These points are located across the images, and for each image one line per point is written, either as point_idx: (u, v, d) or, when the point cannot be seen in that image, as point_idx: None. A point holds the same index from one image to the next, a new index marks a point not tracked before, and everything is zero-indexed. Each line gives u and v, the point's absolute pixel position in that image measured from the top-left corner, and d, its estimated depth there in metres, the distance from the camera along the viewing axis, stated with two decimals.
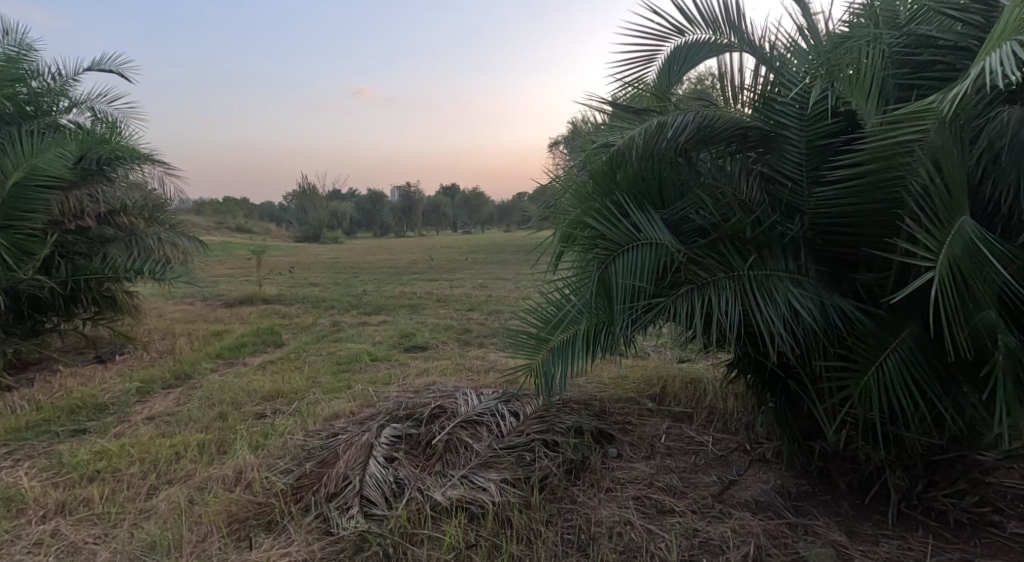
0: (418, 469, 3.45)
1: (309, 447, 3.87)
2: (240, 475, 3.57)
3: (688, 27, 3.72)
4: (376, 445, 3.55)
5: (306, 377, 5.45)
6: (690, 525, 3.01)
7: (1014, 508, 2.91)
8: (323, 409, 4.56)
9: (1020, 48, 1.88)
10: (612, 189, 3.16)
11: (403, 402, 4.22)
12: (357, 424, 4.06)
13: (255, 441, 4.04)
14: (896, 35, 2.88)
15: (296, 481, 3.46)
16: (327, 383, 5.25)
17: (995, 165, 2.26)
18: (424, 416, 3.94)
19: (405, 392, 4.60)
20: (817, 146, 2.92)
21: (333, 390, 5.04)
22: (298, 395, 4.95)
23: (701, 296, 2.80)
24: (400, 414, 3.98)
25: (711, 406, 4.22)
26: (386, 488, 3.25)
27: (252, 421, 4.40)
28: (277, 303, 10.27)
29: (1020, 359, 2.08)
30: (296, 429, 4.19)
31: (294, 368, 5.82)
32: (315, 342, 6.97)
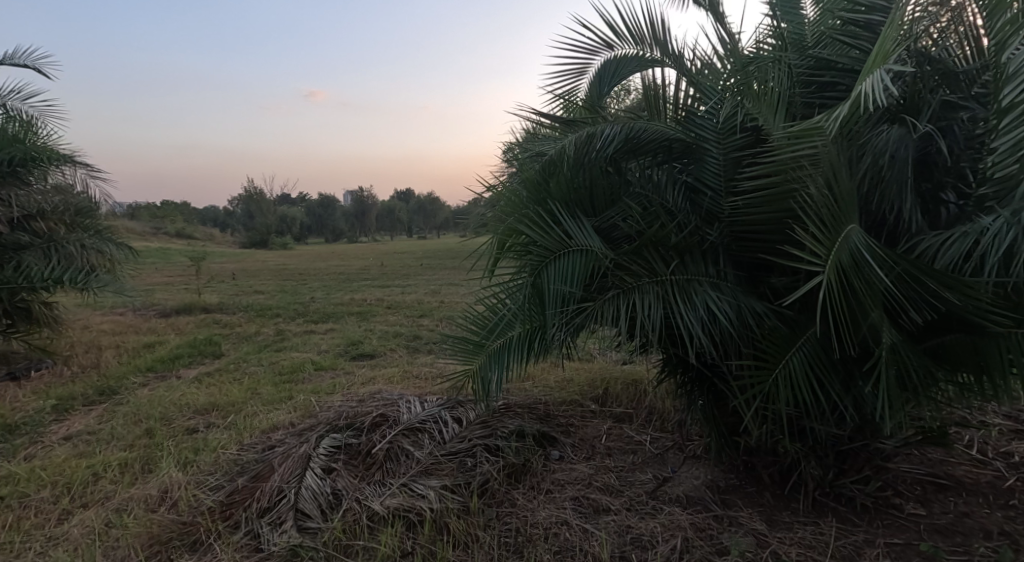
0: (357, 479, 3.45)
1: (243, 461, 3.79)
2: (165, 495, 3.48)
3: (616, 42, 3.89)
4: (314, 456, 3.54)
5: (246, 388, 5.33)
6: (624, 522, 3.13)
7: (911, 491, 3.14)
8: (261, 421, 4.48)
9: (889, 76, 2.08)
10: (545, 197, 3.24)
11: (344, 411, 4.20)
12: (295, 435, 4.01)
13: (184, 457, 3.93)
14: (800, 57, 3.11)
15: (226, 497, 3.39)
16: (268, 394, 5.14)
17: (880, 178, 2.47)
18: (365, 425, 3.93)
19: (349, 401, 4.56)
20: (732, 158, 3.07)
21: (274, 402, 4.94)
22: (234, 408, 4.83)
23: (627, 300, 2.89)
24: (341, 423, 3.96)
25: (650, 406, 4.39)
26: (323, 500, 3.25)
27: (182, 437, 4.27)
28: (217, 311, 9.97)
29: (901, 355, 2.26)
30: (230, 444, 4.10)
31: (233, 380, 5.67)
32: (257, 352, 6.81)
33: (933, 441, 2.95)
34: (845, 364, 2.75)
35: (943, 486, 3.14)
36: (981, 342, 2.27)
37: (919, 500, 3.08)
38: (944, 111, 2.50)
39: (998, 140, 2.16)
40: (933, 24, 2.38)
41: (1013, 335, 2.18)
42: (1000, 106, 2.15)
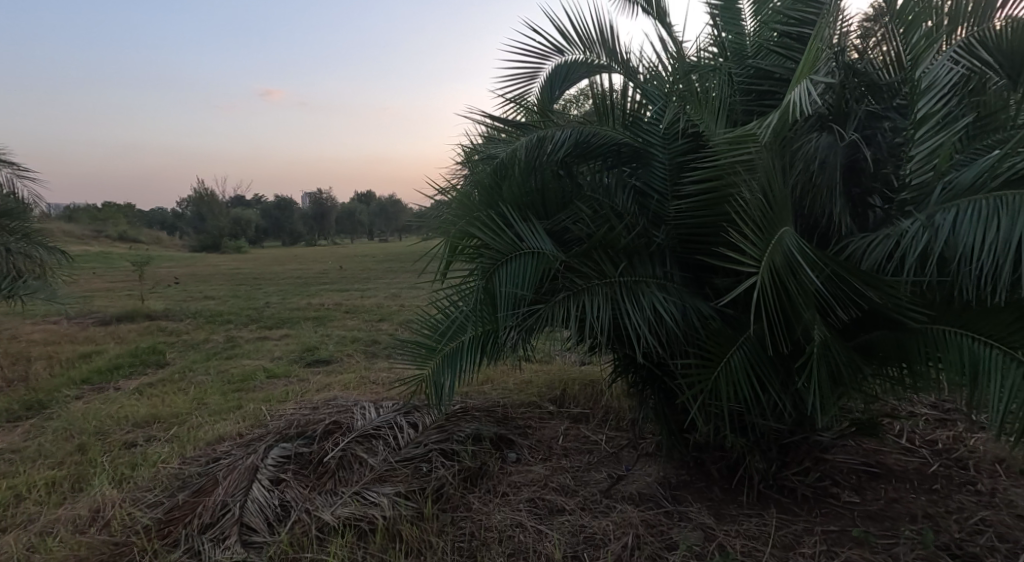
0: (307, 489, 3.39)
1: (185, 475, 3.68)
2: (97, 514, 3.36)
3: (566, 47, 3.95)
4: (262, 467, 3.47)
5: (191, 399, 5.17)
6: (577, 522, 3.17)
7: (848, 480, 3.28)
8: (206, 432, 4.36)
9: (815, 86, 2.17)
10: (497, 200, 3.25)
11: (295, 420, 4.13)
12: (242, 446, 3.92)
13: (119, 473, 3.80)
14: (739, 67, 3.24)
15: (165, 514, 3.27)
16: (215, 404, 5.00)
17: (812, 183, 2.58)
18: (317, 433, 3.87)
19: (302, 409, 4.48)
20: (677, 162, 3.14)
21: (221, 412, 4.81)
22: (178, 419, 4.68)
23: (577, 302, 2.92)
24: (291, 432, 3.90)
25: (607, 406, 4.47)
26: (270, 512, 3.19)
27: (118, 451, 4.13)
28: (163, 318, 9.64)
29: (832, 352, 2.37)
30: (171, 457, 3.98)
31: (177, 390, 5.49)
32: (204, 360, 6.61)
33: (866, 431, 3.11)
34: (782, 361, 2.86)
35: (876, 474, 3.31)
36: (903, 336, 2.41)
37: (854, 488, 3.23)
38: (870, 121, 2.64)
39: (916, 148, 2.39)
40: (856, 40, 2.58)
41: (931, 330, 2.33)
42: (915, 116, 2.42)
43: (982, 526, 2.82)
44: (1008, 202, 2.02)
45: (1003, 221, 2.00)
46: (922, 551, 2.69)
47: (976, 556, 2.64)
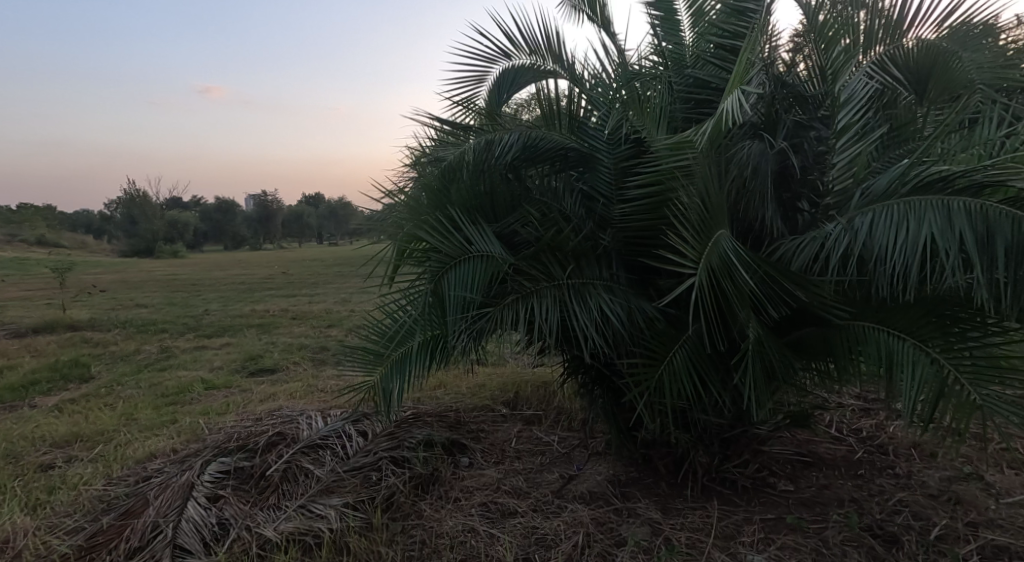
0: (247, 505, 3.32)
1: (110, 497, 3.55)
2: (8, 544, 3.19)
3: (512, 52, 4.01)
4: (198, 485, 3.38)
5: (119, 414, 4.98)
6: (528, 524, 3.21)
7: (784, 469, 3.45)
8: (135, 450, 4.21)
9: (745, 97, 2.30)
10: (445, 202, 3.26)
11: (235, 433, 4.04)
12: (175, 464, 3.81)
13: (35, 498, 3.63)
14: (679, 76, 3.38)
15: (87, 540, 3.13)
16: (147, 419, 4.83)
17: (745, 189, 2.73)
18: (259, 445, 3.81)
19: (244, 421, 4.39)
20: (621, 167, 3.23)
21: (153, 427, 4.65)
22: (103, 437, 4.51)
23: (525, 305, 2.97)
24: (231, 446, 3.82)
25: (559, 407, 4.55)
26: (207, 530, 3.10)
27: (35, 474, 3.94)
28: (87, 329, 9.20)
29: (766, 348, 2.50)
30: (95, 479, 3.82)
31: (103, 406, 5.27)
32: (134, 373, 6.36)
33: (799, 423, 3.28)
34: (720, 358, 2.99)
35: (808, 463, 3.49)
36: (830, 332, 2.57)
37: (789, 477, 3.40)
38: (798, 130, 2.81)
39: (837, 157, 2.64)
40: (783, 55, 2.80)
41: (853, 326, 2.49)
42: (835, 126, 2.67)
43: (900, 507, 3.02)
44: (916, 206, 2.19)
45: (911, 223, 2.16)
46: (848, 533, 2.86)
47: (894, 534, 2.83)
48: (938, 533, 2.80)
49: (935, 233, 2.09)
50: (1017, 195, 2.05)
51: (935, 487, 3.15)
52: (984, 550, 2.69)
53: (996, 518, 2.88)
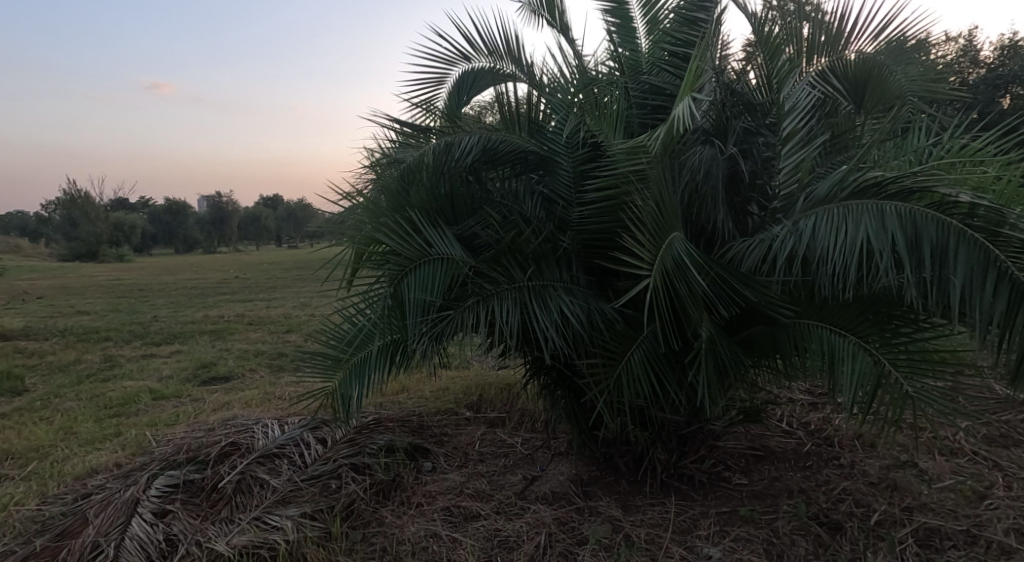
0: (198, 519, 3.24)
1: (45, 517, 3.41)
2: None
3: (473, 54, 4.05)
4: (143, 500, 3.28)
5: (57, 429, 4.79)
6: (491, 527, 3.23)
7: (738, 464, 3.57)
8: (74, 466, 4.06)
9: (695, 104, 2.37)
10: (405, 204, 3.24)
11: (184, 444, 3.94)
12: (119, 479, 3.69)
13: None
14: (635, 82, 3.47)
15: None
16: (88, 433, 4.67)
17: (697, 192, 2.83)
18: (211, 456, 3.72)
19: (195, 431, 4.29)
20: (580, 171, 3.29)
21: (94, 442, 4.50)
22: (39, 454, 4.33)
23: (486, 306, 3.00)
24: (180, 458, 3.73)
25: (522, 408, 4.60)
26: (153, 548, 3.01)
27: None
28: (21, 339, 8.81)
29: (717, 347, 2.59)
30: (29, 498, 3.67)
31: (40, 420, 5.07)
32: (74, 385, 6.12)
33: (751, 418, 3.39)
34: (675, 356, 3.08)
35: (761, 457, 3.62)
36: (777, 330, 2.67)
37: (743, 471, 3.52)
38: (746, 136, 2.92)
39: (783, 162, 2.82)
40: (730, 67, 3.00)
41: (797, 324, 2.60)
42: (782, 134, 2.79)
43: (844, 495, 3.16)
44: (853, 210, 2.30)
45: (849, 226, 2.27)
46: (797, 523, 2.97)
47: (838, 522, 2.96)
48: (878, 518, 2.94)
49: (871, 236, 2.20)
50: (943, 199, 2.18)
51: (875, 475, 3.31)
52: (918, 533, 2.84)
53: (930, 502, 3.04)
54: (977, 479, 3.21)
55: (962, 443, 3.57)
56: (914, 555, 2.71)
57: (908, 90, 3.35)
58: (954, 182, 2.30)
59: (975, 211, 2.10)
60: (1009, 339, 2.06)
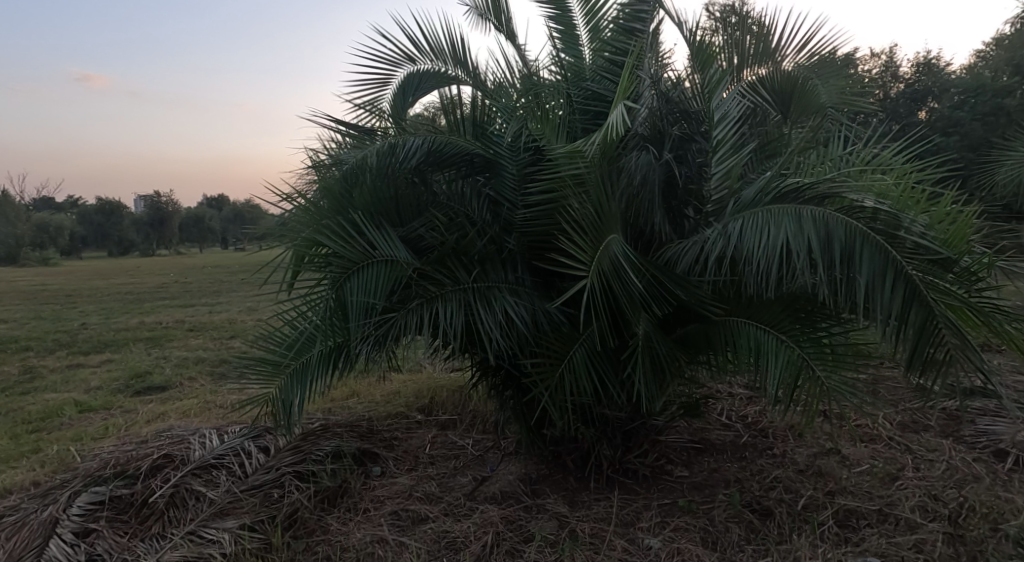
0: (126, 538, 3.13)
1: None
2: None
3: (417, 56, 4.05)
4: (63, 520, 3.16)
5: None
6: (439, 529, 3.23)
7: (679, 457, 3.70)
8: None
9: (629, 110, 2.45)
10: (347, 206, 3.20)
11: (111, 458, 3.79)
12: (37, 498, 3.52)
13: None
14: (577, 89, 3.56)
15: None
16: (5, 451, 4.42)
17: (637, 195, 2.92)
18: (142, 470, 3.59)
19: (125, 444, 4.12)
20: (523, 173, 3.33)
21: (11, 460, 4.26)
22: None
23: (430, 308, 3.01)
24: (107, 473, 3.58)
25: (474, 410, 4.63)
26: None
27: None
28: None
29: (653, 345, 2.69)
30: None
31: None
32: None
33: (691, 412, 3.51)
34: (617, 354, 3.17)
35: (701, 449, 3.76)
36: (711, 327, 2.80)
37: (685, 463, 3.65)
38: (682, 143, 3.10)
39: (715, 168, 2.88)
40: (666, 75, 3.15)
41: (728, 322, 2.72)
42: (712, 142, 2.90)
43: (775, 483, 3.31)
44: (775, 213, 2.42)
45: (771, 228, 2.39)
46: (731, 511, 3.10)
47: (769, 508, 3.11)
48: (804, 503, 3.10)
49: (790, 237, 2.32)
50: (850, 205, 2.34)
51: (803, 462, 3.48)
52: (838, 515, 3.01)
53: (850, 485, 3.23)
54: (890, 462, 3.43)
55: (882, 428, 3.82)
56: (834, 535, 2.87)
57: (828, 102, 3.56)
58: (860, 189, 2.47)
59: (876, 216, 2.28)
60: (906, 333, 2.22)
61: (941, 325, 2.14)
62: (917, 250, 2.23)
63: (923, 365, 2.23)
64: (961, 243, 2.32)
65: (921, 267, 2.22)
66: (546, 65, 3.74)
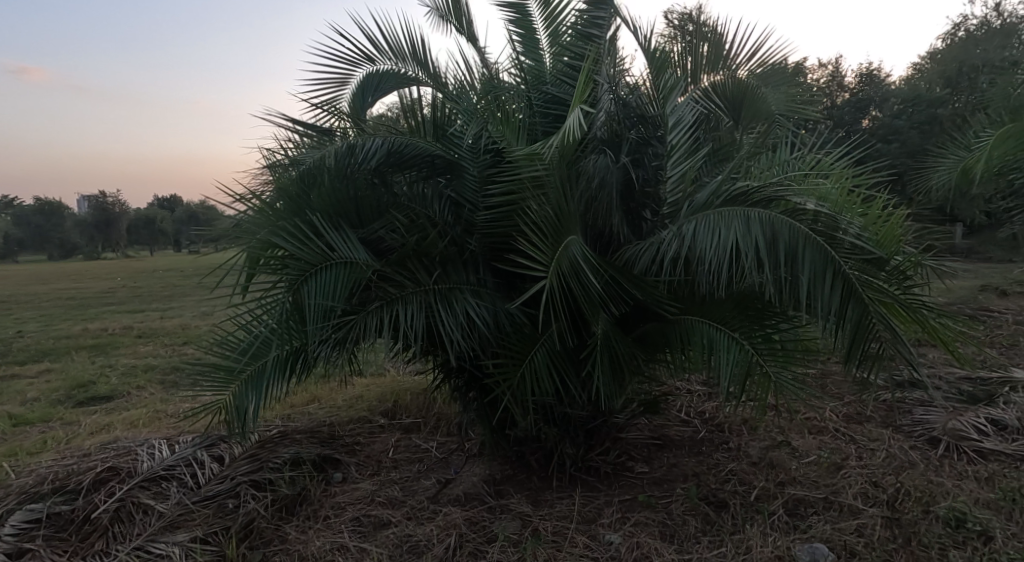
0: (64, 557, 3.04)
1: None
2: None
3: (377, 56, 4.03)
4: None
5: None
6: (401, 533, 3.22)
7: (640, 453, 3.78)
8: None
9: (586, 113, 2.50)
10: (305, 206, 3.19)
11: (52, 472, 3.67)
12: None
13: None
14: (536, 92, 3.61)
15: None
16: None
17: (596, 197, 2.98)
18: (85, 484, 3.49)
19: (68, 457, 3.99)
20: (484, 175, 3.37)
21: None
22: None
23: (390, 310, 3.01)
24: (47, 489, 3.46)
25: (439, 413, 4.63)
26: None
27: None
28: None
29: (612, 344, 2.75)
30: None
31: None
32: None
33: (650, 409, 3.60)
34: (577, 354, 3.23)
35: (660, 445, 3.86)
36: (667, 327, 2.88)
37: (645, 459, 3.73)
38: (639, 146, 3.19)
39: (670, 171, 2.97)
40: (622, 80, 3.25)
41: (683, 320, 2.80)
42: (667, 146, 2.99)
43: (730, 475, 3.42)
44: (726, 215, 2.52)
45: (722, 229, 2.48)
46: (688, 504, 3.19)
47: (724, 500, 3.21)
48: (756, 494, 3.21)
49: (739, 238, 2.41)
50: (793, 207, 2.46)
51: (756, 455, 3.61)
52: (788, 504, 3.13)
53: (798, 475, 3.36)
54: (836, 452, 3.58)
55: (829, 421, 3.98)
56: (783, 523, 2.99)
57: (776, 109, 3.70)
58: (802, 192, 2.60)
59: (818, 218, 2.40)
60: (846, 328, 2.34)
61: (875, 320, 2.27)
62: (853, 250, 2.35)
63: (861, 359, 2.36)
64: (892, 242, 2.47)
65: (857, 266, 2.35)
66: (507, 68, 3.77)
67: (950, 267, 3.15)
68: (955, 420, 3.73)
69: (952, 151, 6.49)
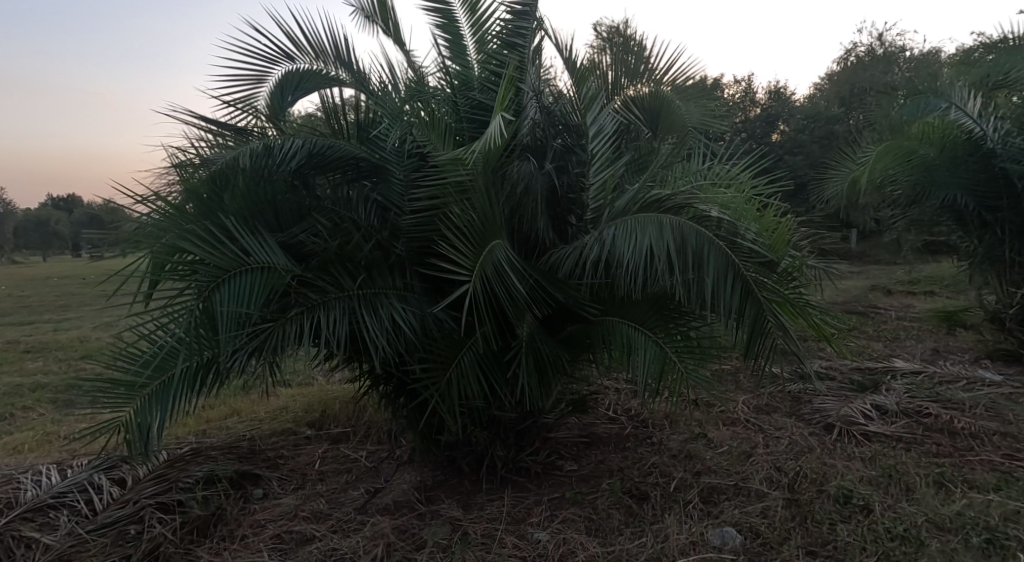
0: None
1: None
2: None
3: (297, 55, 3.95)
4: None
5: None
6: (326, 546, 3.15)
7: (569, 452, 3.87)
8: None
9: (507, 120, 2.56)
10: (216, 210, 3.09)
11: None
12: None
13: None
14: (462, 97, 3.64)
15: None
16: None
17: (521, 202, 3.05)
18: None
19: None
20: (408, 178, 3.38)
21: None
22: None
23: (312, 316, 2.97)
24: None
25: (370, 421, 4.57)
26: None
27: None
28: None
29: (536, 346, 2.82)
30: None
31: None
32: None
33: (579, 408, 3.70)
34: (505, 356, 3.28)
35: (589, 443, 3.97)
36: (590, 327, 2.97)
37: (574, 458, 3.83)
38: (563, 154, 3.29)
39: (592, 176, 3.07)
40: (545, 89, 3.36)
41: (604, 321, 2.91)
42: (589, 154, 3.10)
43: (652, 469, 3.56)
44: (641, 220, 2.63)
45: (637, 234, 2.60)
46: (613, 498, 3.30)
47: (645, 492, 3.34)
48: (675, 484, 3.36)
49: (653, 242, 2.52)
50: (699, 215, 2.61)
51: (676, 448, 3.77)
52: (703, 493, 3.29)
53: (712, 465, 3.54)
54: (745, 442, 3.79)
55: (742, 412, 4.22)
56: (698, 511, 3.14)
57: (689, 121, 3.89)
58: (708, 200, 2.76)
59: (720, 224, 2.56)
60: (745, 327, 2.50)
61: (769, 317, 2.44)
62: (751, 254, 2.52)
63: (757, 356, 2.53)
64: (781, 245, 2.66)
65: (754, 268, 2.52)
66: (432, 73, 3.81)
67: (838, 266, 3.42)
68: (847, 407, 4.05)
69: (845, 163, 7.04)
